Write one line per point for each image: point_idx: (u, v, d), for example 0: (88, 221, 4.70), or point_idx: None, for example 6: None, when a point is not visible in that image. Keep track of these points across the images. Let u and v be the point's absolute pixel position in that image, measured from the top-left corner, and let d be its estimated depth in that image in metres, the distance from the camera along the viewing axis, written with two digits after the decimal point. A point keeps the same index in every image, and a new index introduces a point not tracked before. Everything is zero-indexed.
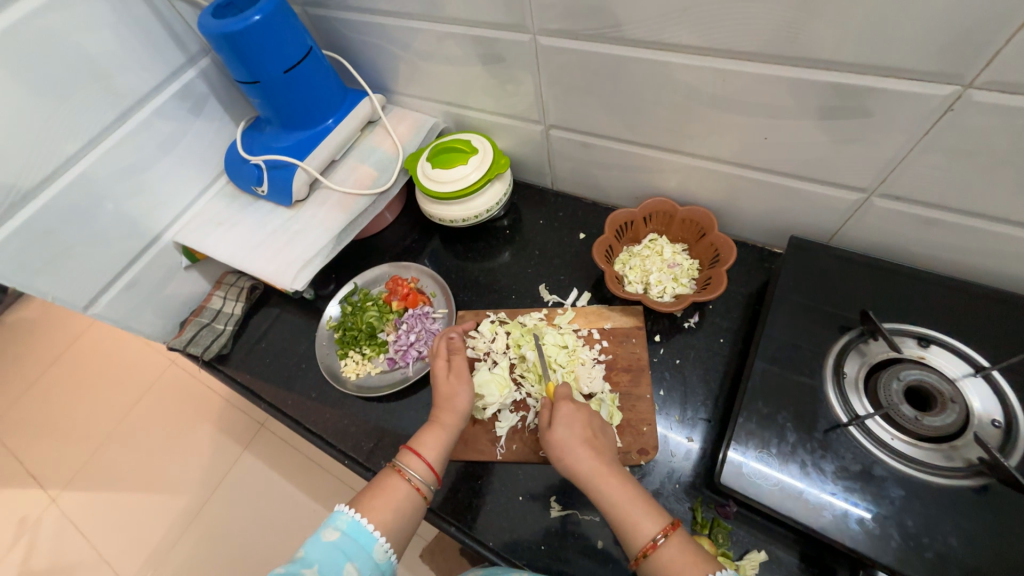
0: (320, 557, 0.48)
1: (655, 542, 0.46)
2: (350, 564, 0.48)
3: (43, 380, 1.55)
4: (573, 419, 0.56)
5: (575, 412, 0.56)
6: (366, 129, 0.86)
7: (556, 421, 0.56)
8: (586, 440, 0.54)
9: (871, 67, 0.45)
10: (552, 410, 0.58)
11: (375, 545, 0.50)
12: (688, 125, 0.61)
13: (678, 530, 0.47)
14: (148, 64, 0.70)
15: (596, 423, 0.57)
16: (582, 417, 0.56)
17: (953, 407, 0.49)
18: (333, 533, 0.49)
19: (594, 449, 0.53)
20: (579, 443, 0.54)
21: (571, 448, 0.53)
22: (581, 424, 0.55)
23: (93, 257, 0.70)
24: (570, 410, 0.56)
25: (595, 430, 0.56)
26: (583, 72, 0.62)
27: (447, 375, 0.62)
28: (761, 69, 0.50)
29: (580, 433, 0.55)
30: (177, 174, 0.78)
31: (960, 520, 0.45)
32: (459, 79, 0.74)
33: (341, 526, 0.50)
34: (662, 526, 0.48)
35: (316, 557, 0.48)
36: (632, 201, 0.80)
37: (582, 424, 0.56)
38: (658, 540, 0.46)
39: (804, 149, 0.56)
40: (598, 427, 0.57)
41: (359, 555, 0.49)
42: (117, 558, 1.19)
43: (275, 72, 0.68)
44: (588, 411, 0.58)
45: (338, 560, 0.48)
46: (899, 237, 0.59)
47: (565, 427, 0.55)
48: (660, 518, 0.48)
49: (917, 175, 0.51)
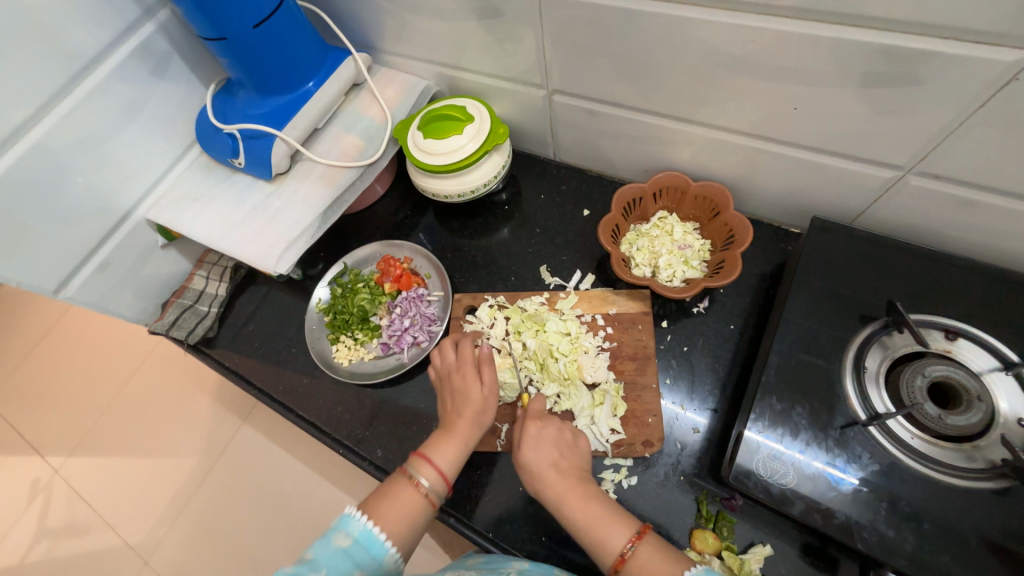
0: (329, 560, 0.48)
1: (624, 555, 0.47)
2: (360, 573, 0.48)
3: (33, 352, 1.51)
4: (540, 440, 0.55)
5: (542, 432, 0.56)
6: (351, 93, 0.78)
7: (525, 445, 0.55)
8: (555, 464, 0.53)
9: (931, 27, 0.39)
10: (522, 427, 0.57)
11: (384, 555, 0.50)
12: (709, 93, 0.55)
13: (645, 537, 0.48)
14: (98, 18, 0.61)
15: (566, 436, 0.57)
16: (551, 440, 0.56)
17: (979, 405, 0.47)
18: (344, 538, 0.49)
19: (562, 473, 0.53)
20: (548, 468, 0.53)
21: (541, 473, 0.53)
22: (549, 445, 0.55)
23: (58, 237, 0.65)
24: (537, 431, 0.56)
25: (563, 449, 0.56)
26: (593, 29, 0.55)
27: (476, 390, 0.61)
28: (800, 27, 0.44)
29: (548, 455, 0.54)
30: (145, 144, 0.72)
31: (980, 522, 0.44)
32: (452, 36, 0.66)
33: (352, 533, 0.50)
34: (631, 534, 0.48)
35: (325, 561, 0.48)
36: (640, 173, 0.74)
37: (549, 445, 0.55)
38: (626, 553, 0.47)
39: (839, 121, 0.50)
40: (568, 443, 0.56)
41: (368, 564, 0.49)
42: (121, 527, 1.20)
43: (244, 28, 0.61)
44: (556, 428, 0.57)
45: (347, 567, 0.48)
46: (932, 219, 0.54)
47: (535, 450, 0.54)
48: (628, 527, 0.49)
49: (962, 152, 0.46)
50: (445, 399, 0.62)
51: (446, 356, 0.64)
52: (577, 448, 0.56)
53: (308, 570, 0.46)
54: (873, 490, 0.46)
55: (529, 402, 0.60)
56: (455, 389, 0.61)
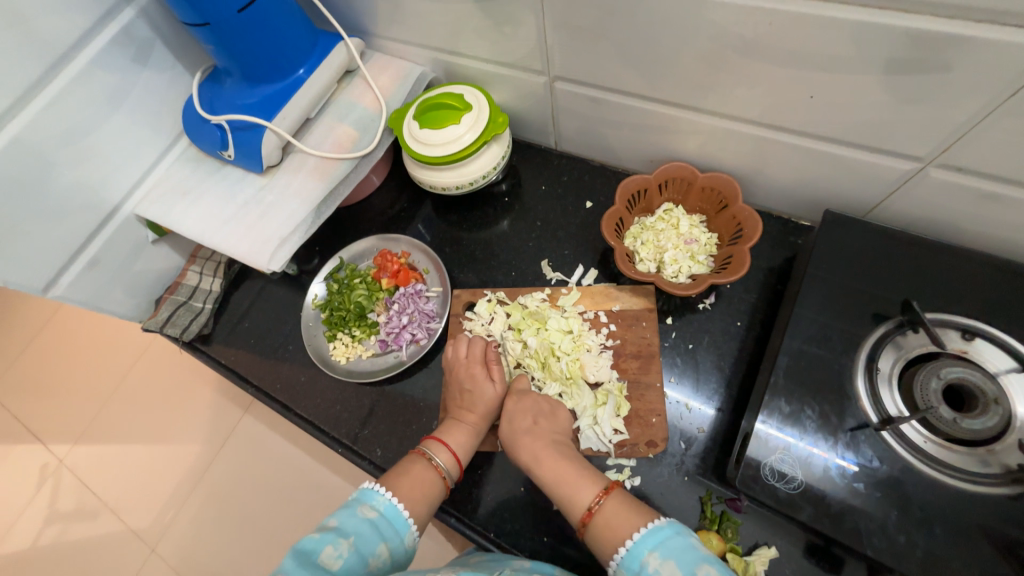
0: (355, 529, 0.48)
1: (592, 509, 0.49)
2: (384, 545, 0.49)
3: (33, 344, 1.51)
4: (516, 410, 0.59)
5: (519, 403, 0.60)
6: (344, 81, 0.75)
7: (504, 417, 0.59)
8: (528, 431, 0.57)
9: (964, 8, 0.36)
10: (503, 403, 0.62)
11: (406, 531, 0.51)
12: (720, 79, 0.52)
13: (613, 492, 0.50)
14: (74, 3, 0.58)
15: (544, 407, 0.60)
16: (526, 410, 0.59)
17: (996, 409, 0.45)
18: (370, 511, 0.50)
19: (535, 436, 0.56)
20: (522, 432, 0.57)
21: (514, 440, 0.57)
22: (524, 414, 0.59)
23: (44, 235, 0.63)
24: (513, 404, 0.60)
25: (540, 416, 0.59)
26: (597, 11, 0.51)
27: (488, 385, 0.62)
28: (820, 9, 0.41)
29: (524, 423, 0.58)
30: (130, 136, 0.69)
31: (994, 529, 0.43)
32: (448, 19, 0.63)
33: (378, 506, 0.51)
34: (598, 491, 0.50)
35: (352, 529, 0.48)
36: (645, 163, 0.72)
37: (527, 414, 0.59)
38: (594, 507, 0.49)
39: (859, 110, 0.47)
40: (545, 413, 0.59)
41: (392, 537, 0.50)
42: (125, 518, 1.21)
43: (229, 12, 0.57)
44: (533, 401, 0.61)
45: (374, 537, 0.48)
46: (951, 213, 0.52)
47: (508, 422, 0.59)
48: (596, 484, 0.51)
49: (989, 144, 0.44)
50: (452, 390, 0.64)
51: (457, 351, 0.65)
52: (556, 419, 0.59)
53: (337, 536, 0.47)
54: (883, 495, 0.45)
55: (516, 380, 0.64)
56: (466, 382, 0.62)
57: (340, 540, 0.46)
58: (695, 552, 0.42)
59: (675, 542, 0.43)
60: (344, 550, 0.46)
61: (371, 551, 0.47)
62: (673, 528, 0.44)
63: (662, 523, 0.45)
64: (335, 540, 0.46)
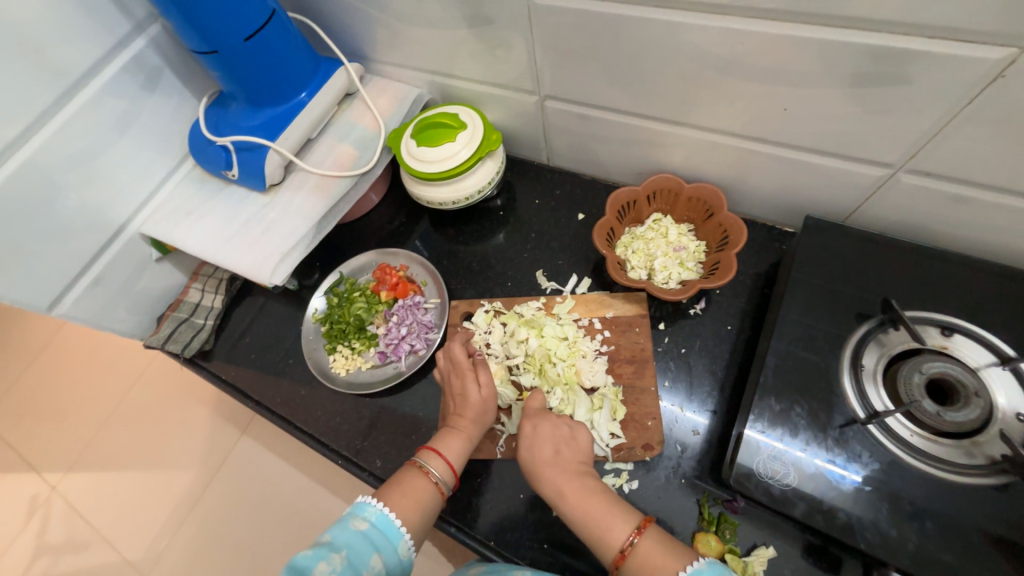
0: (348, 543, 0.49)
1: (627, 549, 0.48)
2: (378, 556, 0.49)
3: (30, 367, 1.50)
4: (535, 438, 0.57)
5: (535, 429, 0.58)
6: (344, 103, 0.78)
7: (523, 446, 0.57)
8: (548, 463, 0.55)
9: (915, 26, 0.39)
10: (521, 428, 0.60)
11: (400, 541, 0.51)
12: (699, 95, 0.55)
13: (647, 530, 0.49)
14: (88, 34, 0.61)
15: (563, 432, 0.58)
16: (546, 438, 0.57)
17: (977, 401, 0.47)
18: (362, 523, 0.51)
19: (558, 467, 0.55)
20: (544, 464, 0.55)
21: (538, 471, 0.55)
22: (542, 443, 0.57)
23: (50, 254, 0.65)
24: (531, 429, 0.58)
25: (560, 443, 0.57)
26: (583, 35, 0.55)
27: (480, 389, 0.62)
28: (787, 29, 0.44)
29: (543, 452, 0.56)
30: (137, 158, 0.71)
31: (982, 520, 0.44)
32: (443, 44, 0.66)
33: (370, 517, 0.51)
34: (632, 529, 0.49)
35: (344, 543, 0.49)
36: (634, 175, 0.74)
37: (545, 442, 0.57)
38: (627, 548, 0.48)
39: (829, 121, 0.50)
40: (564, 439, 0.58)
41: (385, 549, 0.50)
42: (120, 543, 1.19)
43: (236, 40, 0.61)
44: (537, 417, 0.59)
45: (366, 549, 0.49)
46: (925, 216, 0.55)
47: (528, 449, 0.56)
48: (630, 521, 0.50)
49: (951, 149, 0.47)
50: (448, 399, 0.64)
51: (449, 359, 0.66)
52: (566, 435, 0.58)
53: (329, 551, 0.48)
54: (874, 490, 0.46)
55: (528, 399, 0.62)
56: (460, 388, 0.63)
57: (333, 555, 0.47)
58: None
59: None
60: (336, 564, 0.47)
61: (364, 564, 0.48)
62: (714, 571, 0.44)
63: (703, 567, 0.44)
64: (327, 555, 0.47)
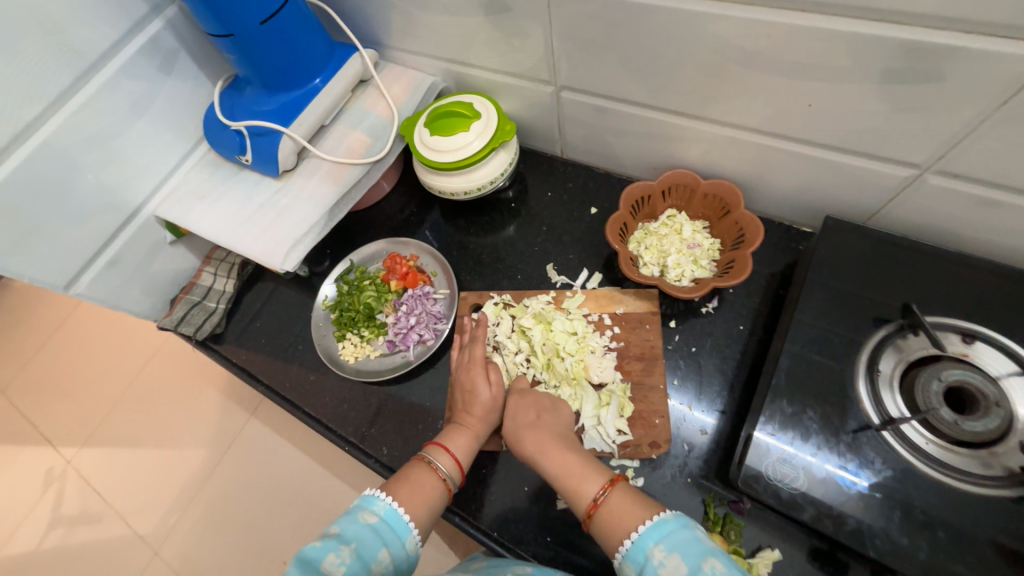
0: (357, 536, 0.48)
1: (597, 500, 0.49)
2: (386, 551, 0.49)
3: (47, 345, 1.53)
4: (518, 408, 0.60)
5: (521, 401, 0.60)
6: (357, 89, 0.78)
7: (506, 415, 0.60)
8: (532, 425, 0.57)
9: (953, 20, 0.38)
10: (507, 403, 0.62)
11: (407, 536, 0.51)
12: (720, 89, 0.53)
13: (618, 485, 0.49)
14: (106, 15, 0.61)
15: (545, 402, 0.61)
16: (529, 405, 0.60)
17: (997, 411, 0.46)
18: (370, 517, 0.51)
19: (538, 429, 0.57)
20: (524, 429, 0.57)
21: (517, 434, 0.57)
22: (526, 409, 0.59)
23: (68, 234, 0.66)
24: (517, 401, 0.61)
25: (542, 409, 0.59)
26: (603, 24, 0.54)
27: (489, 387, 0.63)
28: (816, 22, 0.42)
29: (525, 418, 0.58)
30: (152, 141, 0.72)
31: (997, 532, 0.43)
32: (459, 31, 0.65)
33: (378, 511, 0.51)
34: (604, 483, 0.50)
35: (353, 536, 0.48)
36: (649, 170, 0.73)
37: (528, 410, 0.59)
38: (599, 500, 0.48)
39: (856, 118, 0.49)
40: (547, 408, 0.60)
41: (393, 543, 0.50)
42: (131, 518, 1.22)
43: (251, 23, 0.60)
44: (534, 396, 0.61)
45: (375, 543, 0.49)
46: (951, 219, 0.53)
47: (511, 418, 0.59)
48: (602, 477, 0.51)
49: (983, 151, 0.45)
50: (456, 395, 0.65)
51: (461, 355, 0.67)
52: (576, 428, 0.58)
53: (338, 543, 0.47)
54: (885, 497, 0.46)
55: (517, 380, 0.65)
56: (468, 385, 0.63)
57: (342, 547, 0.47)
58: (700, 544, 0.42)
59: (680, 536, 0.43)
60: (346, 557, 0.46)
61: (373, 557, 0.48)
62: (679, 522, 0.44)
63: (668, 517, 0.45)
64: (336, 547, 0.46)
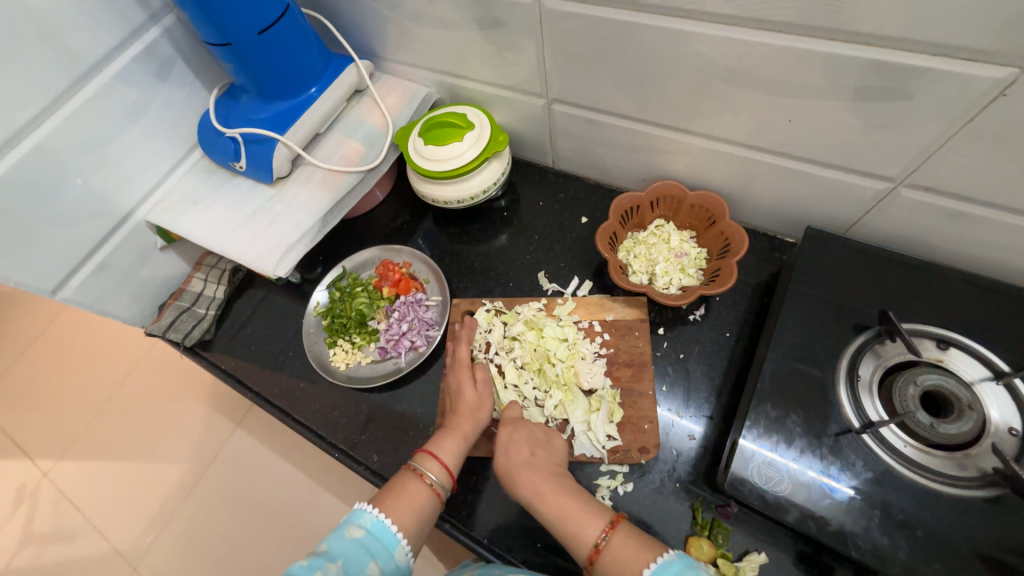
0: (344, 551, 0.49)
1: (598, 545, 0.48)
2: (374, 563, 0.49)
3: (27, 353, 1.50)
4: (512, 442, 0.58)
5: (513, 435, 0.58)
6: (352, 99, 0.79)
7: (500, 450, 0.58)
8: (526, 464, 0.55)
9: (921, 42, 0.40)
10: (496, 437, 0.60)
11: (396, 547, 0.51)
12: (704, 104, 0.56)
13: (618, 526, 0.49)
14: (104, 22, 0.62)
15: (540, 436, 0.59)
16: (524, 440, 0.58)
17: (971, 414, 0.48)
18: (357, 530, 0.51)
19: (535, 470, 0.54)
20: (521, 468, 0.55)
21: (513, 472, 0.55)
22: (522, 446, 0.57)
23: (58, 238, 0.65)
24: (508, 435, 0.58)
25: (536, 446, 0.58)
26: (592, 40, 0.56)
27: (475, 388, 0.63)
28: (793, 42, 0.45)
29: (522, 456, 0.56)
30: (146, 146, 0.72)
31: (971, 530, 0.44)
32: (453, 45, 0.67)
33: (365, 524, 0.51)
34: (604, 525, 0.49)
35: (340, 552, 0.48)
36: (638, 182, 0.75)
37: (524, 444, 0.57)
38: (601, 544, 0.48)
39: (833, 134, 0.51)
40: (540, 442, 0.58)
41: (382, 554, 0.50)
42: (110, 533, 1.19)
43: (249, 34, 0.61)
44: (528, 430, 0.59)
45: (362, 557, 0.49)
46: (923, 231, 0.55)
47: (503, 455, 0.57)
48: (602, 518, 0.50)
49: (949, 166, 0.48)
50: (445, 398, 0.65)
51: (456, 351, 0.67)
52: (552, 447, 0.58)
53: (324, 560, 0.47)
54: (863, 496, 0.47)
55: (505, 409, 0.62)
56: (458, 384, 0.64)
57: (329, 564, 0.47)
58: None
59: None
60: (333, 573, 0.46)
61: (361, 570, 0.48)
62: (682, 562, 0.45)
63: (672, 558, 0.45)
64: (323, 565, 0.47)
